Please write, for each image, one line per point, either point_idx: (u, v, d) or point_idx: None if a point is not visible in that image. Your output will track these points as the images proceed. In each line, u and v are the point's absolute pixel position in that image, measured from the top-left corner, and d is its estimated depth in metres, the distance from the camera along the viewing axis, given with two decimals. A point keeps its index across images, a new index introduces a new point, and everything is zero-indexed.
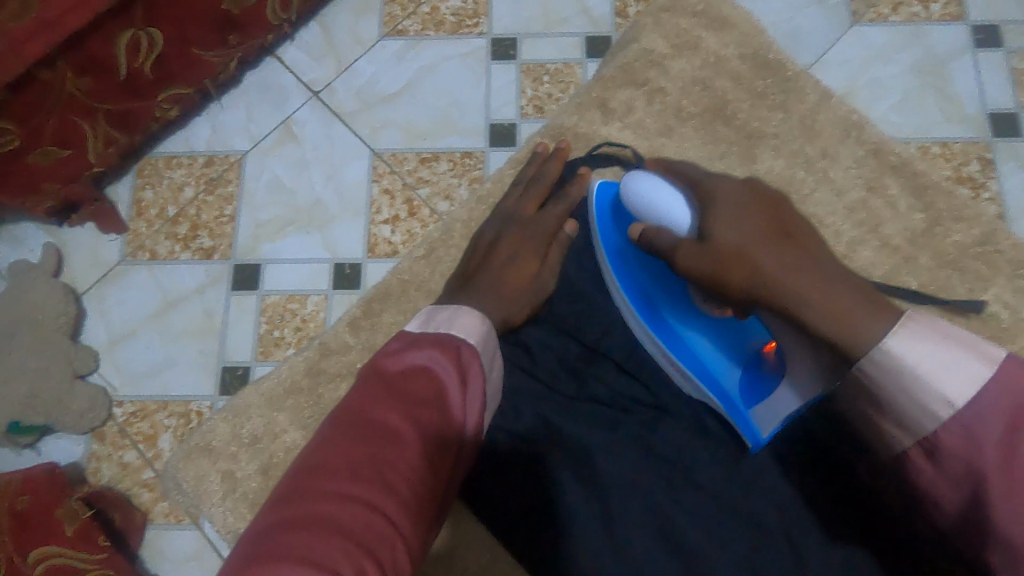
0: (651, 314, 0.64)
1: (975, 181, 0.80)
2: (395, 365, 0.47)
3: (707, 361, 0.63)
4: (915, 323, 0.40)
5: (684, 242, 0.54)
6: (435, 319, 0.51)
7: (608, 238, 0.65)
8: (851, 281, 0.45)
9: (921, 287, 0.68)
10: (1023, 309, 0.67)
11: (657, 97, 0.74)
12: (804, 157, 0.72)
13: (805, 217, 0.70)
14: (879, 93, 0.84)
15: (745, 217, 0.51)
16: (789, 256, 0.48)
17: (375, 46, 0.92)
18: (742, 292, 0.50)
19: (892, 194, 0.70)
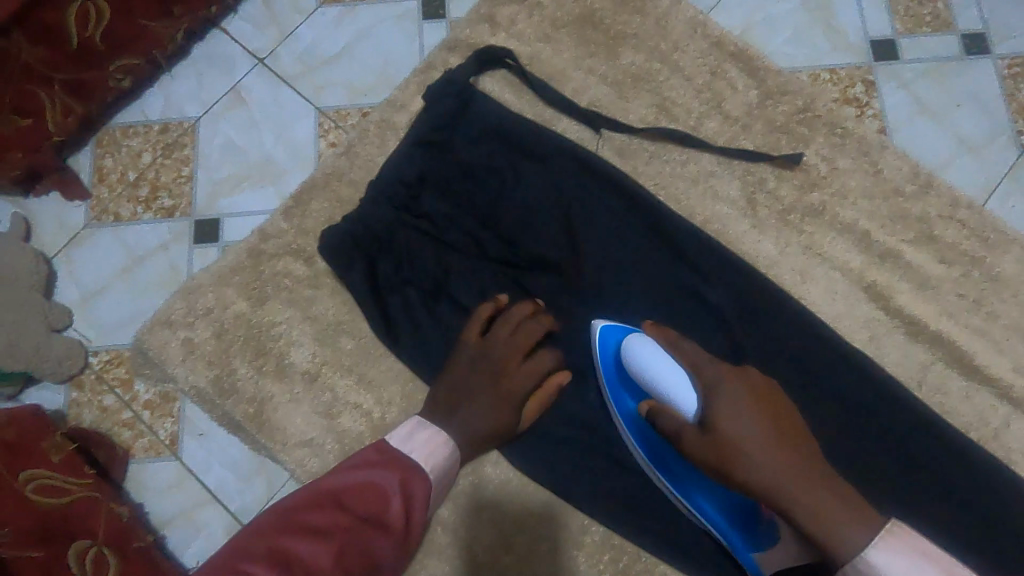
0: (662, 472, 0.72)
1: (860, 101, 0.97)
2: (356, 475, 0.61)
3: (710, 515, 0.70)
4: (894, 539, 0.53)
5: (687, 427, 0.64)
6: (415, 439, 0.67)
7: (619, 404, 0.73)
8: (835, 487, 0.58)
9: (756, 148, 0.83)
10: (837, 160, 0.82)
11: (536, 10, 0.88)
12: (659, 52, 0.86)
13: (661, 99, 0.85)
14: (774, 28, 0.99)
15: (759, 457, 0.60)
16: (781, 458, 0.59)
17: (314, 13, 1.05)
18: (742, 480, 0.61)
19: (730, 77, 0.85)
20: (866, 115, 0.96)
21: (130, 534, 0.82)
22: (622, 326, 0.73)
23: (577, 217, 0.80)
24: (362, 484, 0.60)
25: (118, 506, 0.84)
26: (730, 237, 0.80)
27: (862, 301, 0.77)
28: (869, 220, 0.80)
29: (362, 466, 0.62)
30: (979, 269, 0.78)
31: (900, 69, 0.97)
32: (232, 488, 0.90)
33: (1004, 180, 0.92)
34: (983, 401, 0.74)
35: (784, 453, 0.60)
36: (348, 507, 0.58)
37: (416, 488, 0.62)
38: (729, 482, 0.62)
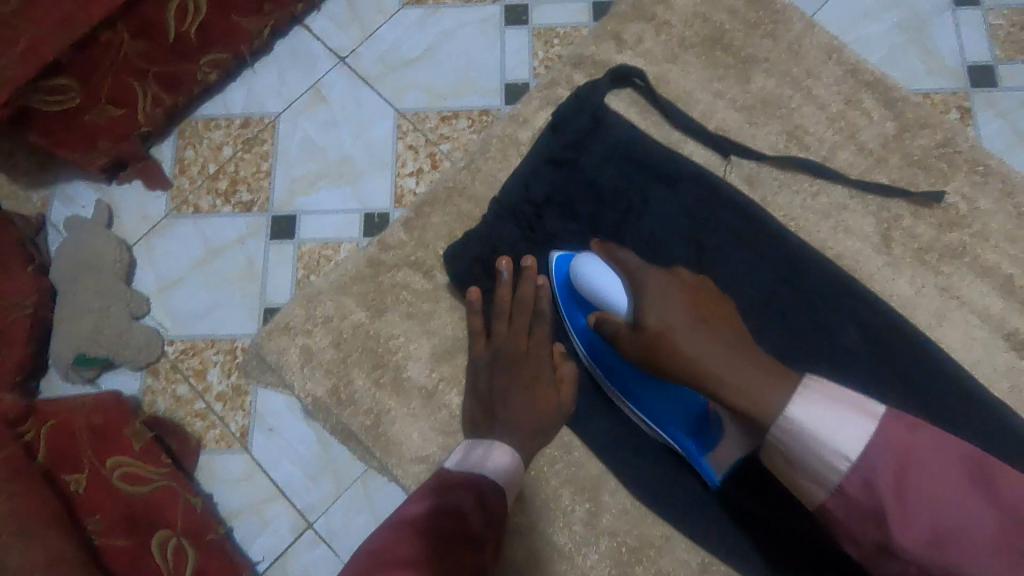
0: (614, 378, 0.72)
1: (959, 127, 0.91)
2: (427, 498, 0.60)
3: (659, 415, 0.71)
4: (811, 391, 0.51)
5: (620, 324, 0.65)
6: (471, 457, 0.68)
7: (573, 321, 0.74)
8: (761, 364, 0.57)
9: (891, 182, 0.80)
10: (978, 200, 0.78)
11: (664, 29, 0.86)
12: (791, 78, 0.84)
13: (792, 127, 0.82)
14: (868, 47, 0.95)
15: (683, 340, 0.60)
16: (704, 339, 0.60)
17: (396, 14, 1.03)
18: (670, 369, 0.61)
19: (865, 107, 0.82)
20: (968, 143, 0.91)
21: (204, 524, 0.80)
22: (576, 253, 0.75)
23: (706, 246, 0.78)
24: (440, 504, 0.60)
25: (194, 497, 0.82)
26: (864, 274, 0.77)
27: (1005, 350, 0.74)
28: (1013, 264, 0.76)
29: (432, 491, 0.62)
30: None
31: (999, 97, 0.92)
32: (301, 486, 0.86)
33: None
34: None
35: (708, 340, 0.60)
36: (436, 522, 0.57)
37: (489, 497, 0.63)
38: (662, 370, 0.62)
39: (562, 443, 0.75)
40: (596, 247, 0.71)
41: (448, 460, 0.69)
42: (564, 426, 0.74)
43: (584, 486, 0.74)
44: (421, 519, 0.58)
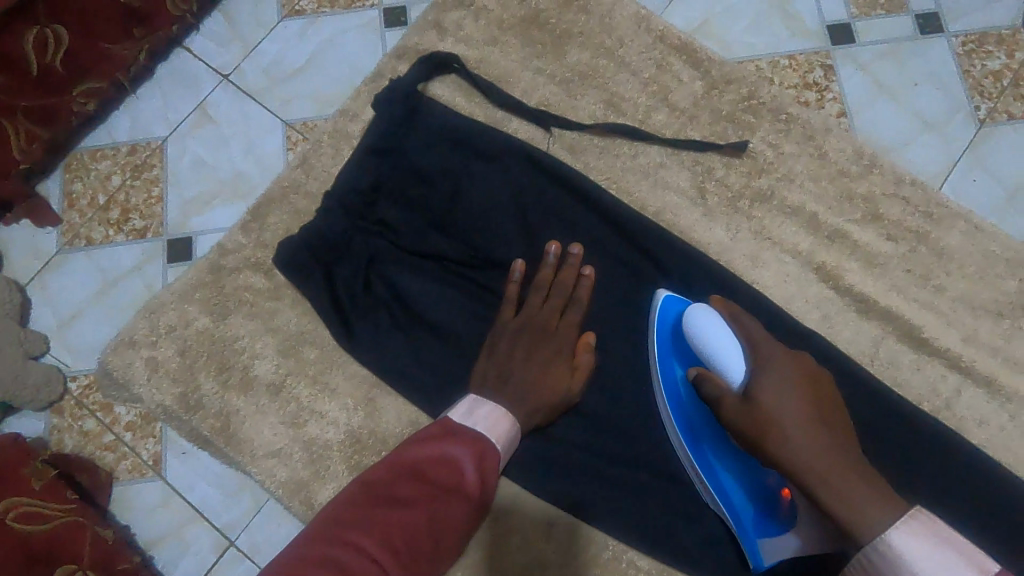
0: (694, 445, 0.73)
1: (819, 86, 0.94)
2: (430, 447, 0.62)
3: (733, 493, 0.71)
4: (917, 525, 0.52)
5: (729, 395, 0.65)
6: (478, 413, 0.68)
7: (667, 371, 0.74)
8: (866, 478, 0.58)
9: (702, 138, 0.84)
10: (782, 146, 0.83)
11: (482, 14, 0.89)
12: (605, 49, 0.88)
13: (609, 95, 0.86)
14: (733, 16, 0.96)
15: (800, 436, 0.60)
16: (817, 440, 0.59)
17: (276, 27, 1.02)
18: (772, 457, 0.61)
19: (675, 69, 0.87)
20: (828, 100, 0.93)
21: (115, 555, 0.78)
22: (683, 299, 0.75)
23: (533, 217, 0.81)
24: (440, 455, 0.62)
25: (102, 528, 0.80)
26: (682, 226, 0.82)
27: (814, 282, 0.79)
28: (816, 202, 0.81)
29: (432, 443, 0.63)
30: (925, 244, 0.80)
31: (860, 52, 0.95)
32: (218, 504, 0.85)
33: (965, 158, 0.91)
34: (934, 372, 0.76)
35: (822, 437, 0.60)
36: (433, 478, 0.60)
37: (489, 462, 0.64)
38: (759, 451, 0.62)
39: (411, 421, 0.77)
40: (716, 304, 0.71)
41: (451, 410, 0.68)
42: (410, 405, 0.77)
43: None
44: (419, 471, 0.61)
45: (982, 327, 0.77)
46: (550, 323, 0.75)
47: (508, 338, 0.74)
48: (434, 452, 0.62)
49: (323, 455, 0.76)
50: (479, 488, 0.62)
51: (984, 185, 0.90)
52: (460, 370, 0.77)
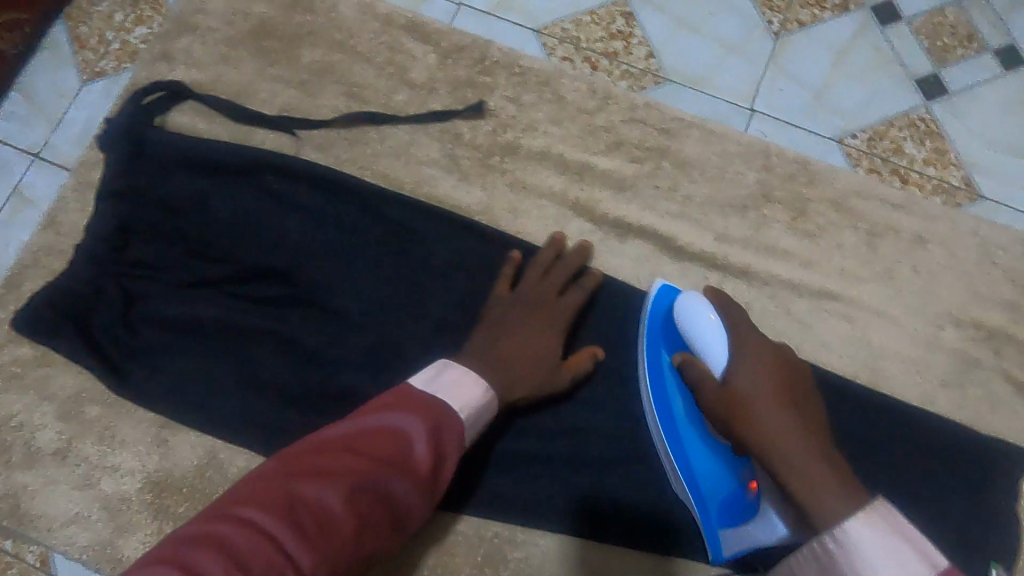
0: (670, 432, 0.72)
1: (625, 33, 1.01)
2: (370, 422, 0.56)
3: (704, 481, 0.71)
4: (878, 518, 0.44)
5: (708, 380, 0.65)
6: (443, 380, 0.64)
7: (653, 356, 0.73)
8: (842, 472, 0.54)
9: (444, 107, 0.86)
10: (521, 98, 0.86)
11: (209, 36, 0.89)
12: (336, 43, 0.88)
13: (349, 86, 0.87)
14: None
15: (767, 415, 0.59)
16: (790, 422, 0.58)
17: (79, 94, 0.93)
18: (747, 434, 0.60)
19: (408, 48, 0.88)
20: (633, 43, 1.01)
21: None
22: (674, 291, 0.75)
23: (290, 219, 0.80)
24: (386, 430, 0.55)
25: None
26: (440, 196, 0.83)
27: (573, 218, 0.82)
28: (562, 143, 0.85)
29: (391, 410, 0.57)
30: (668, 159, 0.84)
31: None
32: None
33: (767, 68, 1.00)
34: (694, 275, 0.80)
35: (801, 433, 0.58)
36: (372, 454, 0.53)
37: (447, 433, 0.58)
38: (732, 432, 0.62)
39: (208, 449, 0.76)
40: (707, 292, 0.71)
41: (416, 376, 0.64)
42: (204, 435, 0.76)
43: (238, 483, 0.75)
44: (356, 447, 0.54)
45: (732, 223, 0.82)
46: (542, 300, 0.74)
47: (497, 312, 0.74)
48: (373, 425, 0.56)
49: (124, 507, 0.74)
50: (432, 465, 0.55)
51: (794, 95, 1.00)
52: (245, 387, 0.76)
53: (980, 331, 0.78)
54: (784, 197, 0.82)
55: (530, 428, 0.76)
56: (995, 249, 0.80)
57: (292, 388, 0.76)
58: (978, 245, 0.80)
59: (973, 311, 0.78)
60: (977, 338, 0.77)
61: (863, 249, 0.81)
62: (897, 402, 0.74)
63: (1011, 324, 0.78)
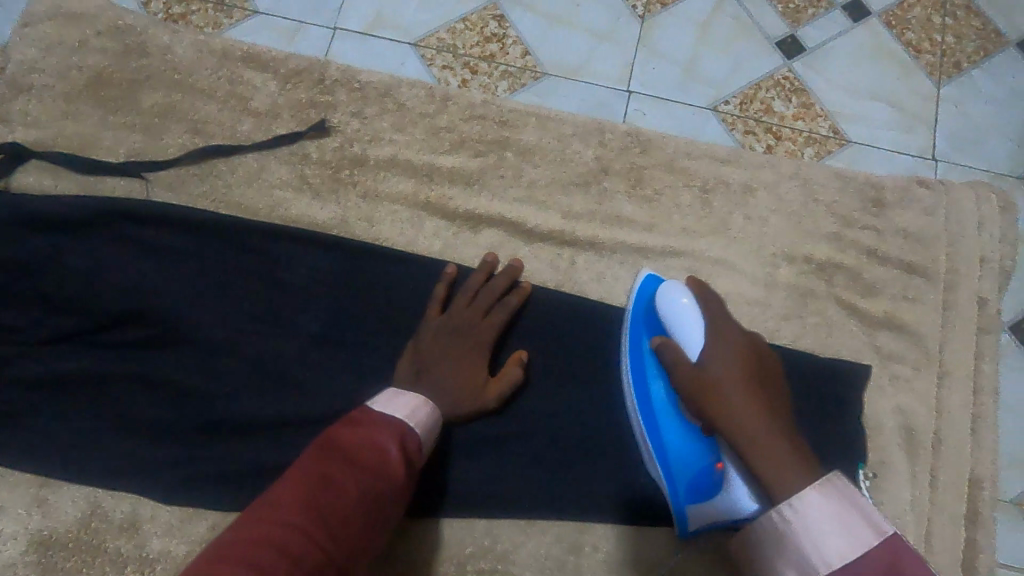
0: (646, 417, 0.72)
1: (499, 36, 1.10)
2: (369, 436, 0.56)
3: (677, 459, 0.70)
4: (831, 490, 0.50)
5: (682, 360, 0.68)
6: (398, 401, 0.64)
7: (634, 341, 0.75)
8: (801, 454, 0.57)
9: (289, 130, 0.89)
10: (364, 111, 0.89)
11: (45, 93, 0.89)
12: (175, 82, 0.90)
13: (193, 123, 0.88)
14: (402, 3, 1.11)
15: (739, 399, 0.62)
16: (751, 403, 0.62)
17: None
18: (711, 416, 0.63)
19: (247, 78, 0.90)
20: (509, 44, 1.10)
21: None
22: (659, 280, 0.77)
23: (143, 260, 0.81)
24: (369, 443, 0.55)
25: None
26: (295, 215, 0.85)
27: (427, 218, 0.85)
28: (408, 148, 0.88)
29: (359, 425, 0.57)
30: (509, 149, 0.88)
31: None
32: None
33: (638, 51, 1.10)
34: (547, 253, 0.85)
35: (761, 414, 0.61)
36: (361, 462, 0.53)
37: (411, 440, 0.59)
38: (705, 417, 0.65)
39: (91, 499, 0.76)
40: (687, 281, 0.74)
41: (373, 398, 0.65)
42: (84, 486, 0.76)
43: (125, 526, 0.75)
44: (343, 457, 0.53)
45: (575, 201, 0.86)
46: (471, 320, 0.77)
47: (428, 340, 0.76)
48: (377, 440, 0.56)
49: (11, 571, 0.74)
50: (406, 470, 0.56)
51: (666, 70, 1.10)
52: (120, 432, 0.76)
53: (811, 265, 0.84)
54: (621, 169, 0.87)
55: None
56: (817, 187, 0.87)
57: (164, 425, 0.77)
58: (801, 186, 0.87)
59: (803, 247, 0.85)
60: (809, 271, 0.84)
61: (699, 206, 0.86)
62: None
63: (838, 254, 0.84)
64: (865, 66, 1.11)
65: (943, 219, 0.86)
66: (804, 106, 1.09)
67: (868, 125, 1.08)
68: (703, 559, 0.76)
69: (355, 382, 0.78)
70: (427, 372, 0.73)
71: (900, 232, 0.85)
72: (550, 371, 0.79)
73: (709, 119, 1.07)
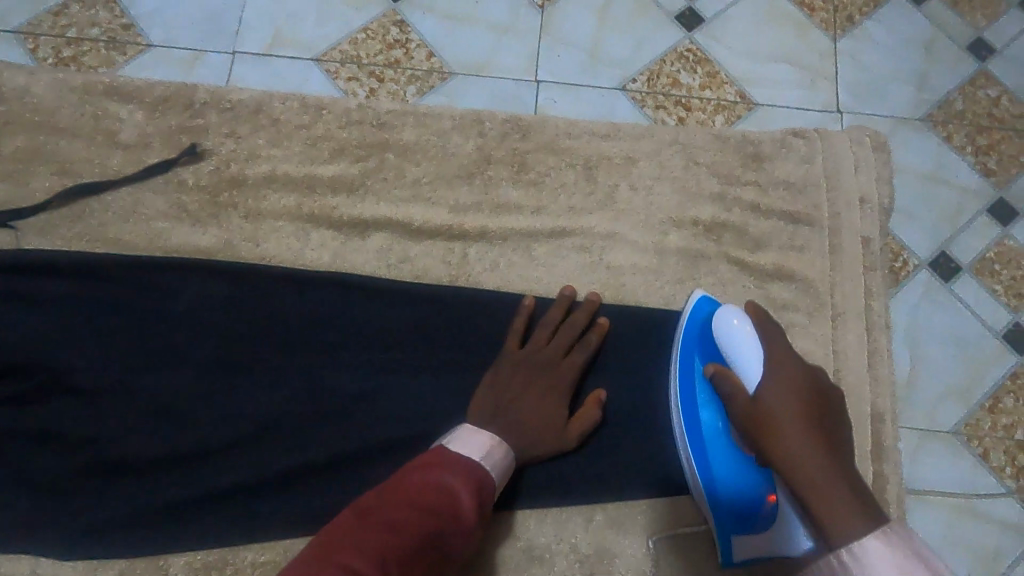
0: (697, 441, 0.72)
1: (401, 41, 1.09)
2: (427, 478, 0.61)
3: (726, 488, 0.70)
4: (892, 539, 0.50)
5: (740, 393, 0.66)
6: (472, 444, 0.67)
7: (688, 365, 0.75)
8: (860, 495, 0.56)
9: (162, 159, 0.86)
10: (238, 130, 0.88)
11: None
12: (37, 124, 0.87)
13: (60, 164, 0.86)
14: (298, 19, 1.09)
15: (792, 430, 0.61)
16: (813, 444, 0.60)
17: None
18: (770, 452, 0.62)
19: (113, 111, 0.88)
20: (411, 48, 1.08)
21: None
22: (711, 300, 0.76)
23: (18, 311, 0.78)
24: (440, 488, 0.60)
25: None
26: (176, 245, 0.83)
27: (313, 230, 0.84)
28: (287, 162, 0.87)
29: (442, 471, 0.62)
30: (390, 150, 0.87)
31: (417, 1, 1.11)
32: None
33: (543, 40, 1.10)
34: (438, 250, 0.84)
35: (821, 452, 0.60)
36: (436, 512, 0.58)
37: (486, 491, 0.64)
38: (757, 449, 0.64)
39: None
40: (747, 307, 0.71)
41: (449, 436, 0.69)
42: None
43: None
44: (421, 502, 0.58)
45: (462, 194, 0.86)
46: (536, 348, 0.77)
47: (508, 372, 0.75)
48: (429, 482, 0.61)
49: None
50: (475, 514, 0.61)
51: (572, 56, 1.10)
52: (12, 492, 0.74)
53: (699, 227, 0.85)
54: (504, 157, 0.87)
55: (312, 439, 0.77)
56: (697, 151, 0.88)
57: (58, 478, 0.74)
58: (681, 151, 0.88)
59: (690, 210, 0.86)
60: (698, 234, 0.85)
61: (584, 183, 0.87)
62: (639, 311, 0.81)
63: (724, 213, 0.86)
64: (767, 31, 1.13)
65: (820, 166, 0.88)
66: (710, 76, 1.10)
67: (774, 87, 1.10)
68: (622, 531, 0.76)
69: (256, 405, 0.78)
70: (506, 408, 0.73)
71: (781, 183, 0.87)
72: (450, 368, 0.79)
73: (620, 100, 1.08)
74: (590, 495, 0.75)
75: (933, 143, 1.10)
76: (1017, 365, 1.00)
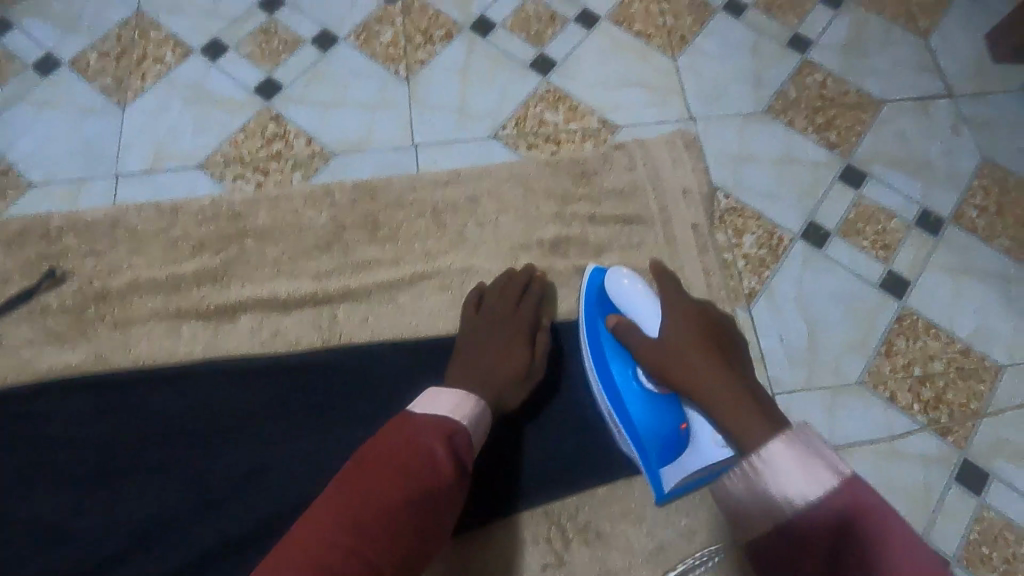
0: (610, 394, 0.78)
1: (282, 131, 1.08)
2: (397, 436, 0.64)
3: (642, 428, 0.75)
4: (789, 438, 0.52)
5: (639, 334, 0.73)
6: (441, 403, 0.70)
7: (592, 324, 0.80)
8: (752, 398, 0.61)
9: (22, 288, 0.88)
10: (96, 246, 0.91)
11: None
12: None
13: None
14: (178, 133, 1.06)
15: (694, 361, 0.66)
16: (712, 366, 0.65)
17: None
18: (678, 383, 0.67)
19: None
20: (290, 138, 1.08)
21: None
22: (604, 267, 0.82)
23: None
24: (413, 443, 0.63)
25: None
26: (43, 368, 0.84)
27: (182, 325, 0.87)
28: (149, 267, 0.90)
29: (418, 428, 0.65)
30: (248, 236, 0.92)
31: (291, 91, 1.10)
32: None
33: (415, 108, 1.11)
34: (307, 320, 0.88)
35: (718, 372, 0.65)
36: (412, 470, 0.61)
37: (460, 440, 0.67)
38: (666, 383, 0.69)
39: None
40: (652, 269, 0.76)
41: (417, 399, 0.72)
42: None
43: None
44: (387, 462, 0.61)
45: (322, 263, 0.91)
46: (493, 307, 0.85)
47: (468, 336, 0.83)
48: (402, 436, 0.64)
49: None
50: (455, 463, 0.64)
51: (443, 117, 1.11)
52: None
53: (545, 246, 0.93)
54: (355, 221, 0.94)
55: (203, 526, 0.77)
56: (531, 180, 0.97)
57: None
58: (516, 184, 0.96)
59: (534, 233, 0.93)
60: (545, 252, 0.92)
61: (433, 229, 0.94)
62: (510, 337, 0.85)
63: (565, 229, 0.94)
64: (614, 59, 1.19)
65: (642, 171, 0.98)
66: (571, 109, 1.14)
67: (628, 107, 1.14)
68: (523, 543, 0.78)
69: (143, 507, 0.77)
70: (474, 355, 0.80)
71: (611, 192, 0.96)
72: (332, 424, 0.82)
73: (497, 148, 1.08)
74: (487, 515, 0.78)
75: (780, 132, 1.14)
76: (899, 310, 1.03)
